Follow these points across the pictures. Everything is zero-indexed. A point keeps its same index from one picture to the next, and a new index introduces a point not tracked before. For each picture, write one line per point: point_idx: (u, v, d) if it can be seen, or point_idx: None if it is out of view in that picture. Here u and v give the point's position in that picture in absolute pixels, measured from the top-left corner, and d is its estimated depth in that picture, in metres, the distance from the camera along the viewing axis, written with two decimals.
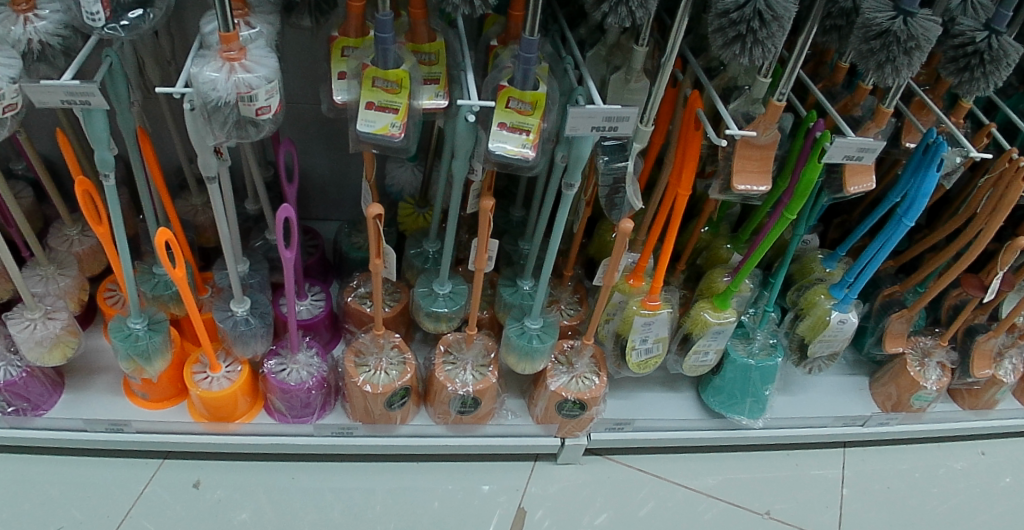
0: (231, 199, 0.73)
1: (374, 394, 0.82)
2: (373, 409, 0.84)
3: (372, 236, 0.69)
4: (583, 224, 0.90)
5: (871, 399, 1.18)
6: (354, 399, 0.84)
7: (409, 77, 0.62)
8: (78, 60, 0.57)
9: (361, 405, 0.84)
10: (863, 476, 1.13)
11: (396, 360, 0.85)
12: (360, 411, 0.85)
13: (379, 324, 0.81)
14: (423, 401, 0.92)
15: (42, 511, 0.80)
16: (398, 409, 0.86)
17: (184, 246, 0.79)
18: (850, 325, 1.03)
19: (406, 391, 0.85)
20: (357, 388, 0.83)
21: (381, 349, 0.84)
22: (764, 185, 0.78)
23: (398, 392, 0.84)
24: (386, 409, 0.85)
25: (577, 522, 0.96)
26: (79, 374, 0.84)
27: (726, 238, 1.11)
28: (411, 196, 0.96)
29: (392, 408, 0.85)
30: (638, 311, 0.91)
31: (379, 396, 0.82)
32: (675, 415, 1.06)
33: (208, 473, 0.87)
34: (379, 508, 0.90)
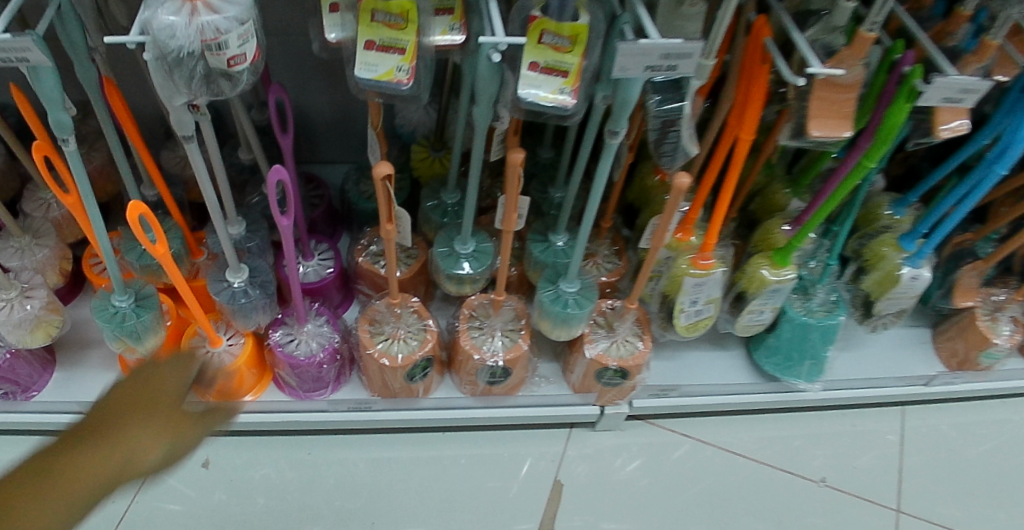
0: (218, 159, 0.63)
1: (392, 368, 0.74)
2: (393, 383, 0.77)
3: (383, 201, 0.60)
4: (625, 172, 0.79)
5: (934, 354, 1.08)
6: (369, 372, 0.77)
7: (417, 7, 0.50)
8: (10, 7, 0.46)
9: (378, 379, 0.77)
10: (920, 436, 1.05)
11: (417, 327, 0.77)
12: (377, 385, 0.78)
13: (393, 293, 0.73)
14: (447, 368, 0.84)
15: None
16: (419, 381, 0.78)
17: (174, 207, 0.70)
18: (923, 282, 0.93)
19: (428, 361, 0.77)
20: (373, 362, 0.75)
21: (397, 317, 0.76)
22: (846, 131, 0.65)
23: (421, 363, 0.76)
24: (404, 382, 0.77)
25: (616, 482, 0.91)
26: (70, 350, 0.78)
27: (783, 181, 0.99)
28: (425, 137, 0.84)
29: (412, 380, 0.77)
30: (688, 271, 0.82)
31: (398, 370, 0.75)
32: (721, 378, 0.97)
33: (217, 452, 0.85)
34: (405, 469, 0.86)
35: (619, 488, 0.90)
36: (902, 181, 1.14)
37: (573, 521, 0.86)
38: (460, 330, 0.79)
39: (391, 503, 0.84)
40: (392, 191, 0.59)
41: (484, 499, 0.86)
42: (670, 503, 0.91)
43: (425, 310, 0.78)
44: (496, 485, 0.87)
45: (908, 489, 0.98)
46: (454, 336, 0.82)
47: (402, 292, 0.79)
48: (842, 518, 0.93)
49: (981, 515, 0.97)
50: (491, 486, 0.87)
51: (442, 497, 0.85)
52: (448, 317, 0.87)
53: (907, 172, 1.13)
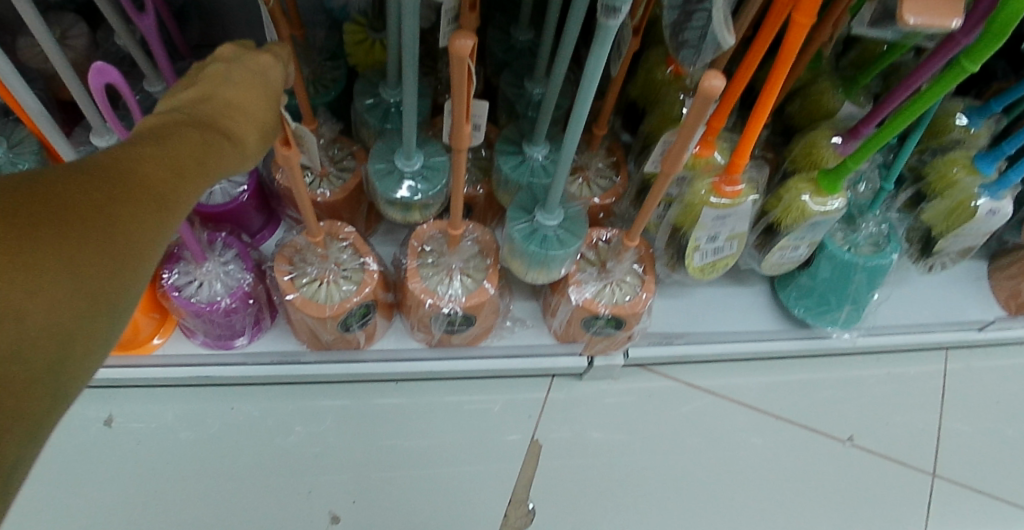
0: (50, 43, 0.50)
1: (321, 320, 0.57)
2: (326, 335, 0.61)
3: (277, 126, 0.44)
4: (626, 65, 0.59)
5: (989, 293, 0.89)
6: (293, 321, 0.61)
7: None
8: None
9: (306, 329, 0.61)
10: (967, 385, 0.89)
11: (354, 265, 0.60)
12: (306, 336, 0.63)
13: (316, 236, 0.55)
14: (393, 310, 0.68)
15: None
16: (359, 330, 0.62)
17: (25, 113, 0.52)
18: (1001, 217, 0.74)
19: (372, 305, 0.61)
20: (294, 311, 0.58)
21: (322, 254, 0.58)
22: (952, 22, 0.45)
23: (365, 309, 0.60)
24: (337, 333, 0.61)
25: (605, 408, 0.79)
26: None
27: (834, 77, 0.77)
28: (361, 11, 0.63)
29: (348, 331, 0.61)
30: (707, 199, 0.62)
31: (330, 322, 0.58)
32: (738, 323, 0.80)
33: (123, 407, 0.72)
34: (353, 424, 0.74)
35: (607, 430, 0.77)
36: (971, 81, 0.94)
37: (558, 431, 0.77)
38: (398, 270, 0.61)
39: (341, 464, 0.71)
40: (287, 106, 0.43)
41: (448, 442, 0.74)
42: (668, 423, 0.79)
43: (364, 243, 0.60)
44: (474, 407, 0.77)
45: (947, 447, 0.84)
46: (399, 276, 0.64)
47: (331, 219, 0.61)
48: (865, 482, 0.80)
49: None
50: (471, 409, 0.76)
51: (395, 457, 0.72)
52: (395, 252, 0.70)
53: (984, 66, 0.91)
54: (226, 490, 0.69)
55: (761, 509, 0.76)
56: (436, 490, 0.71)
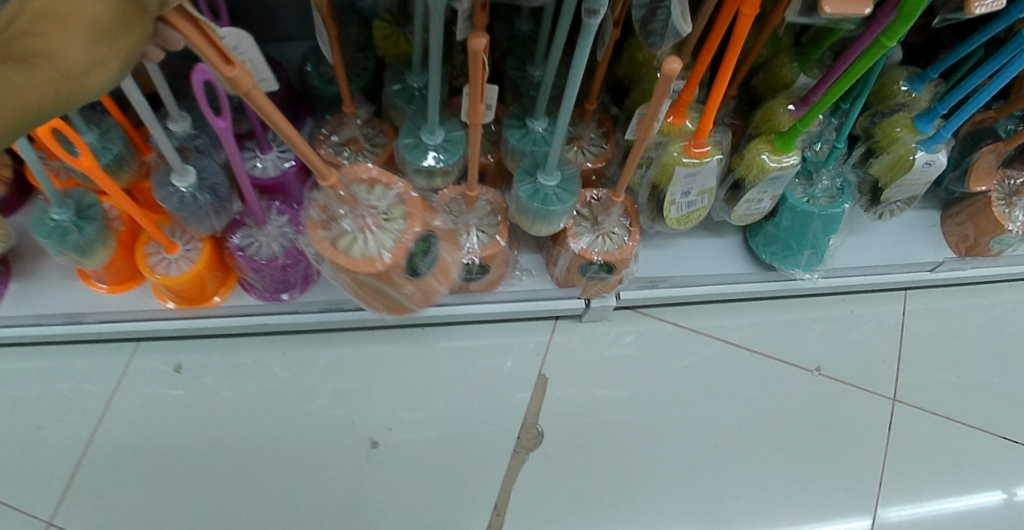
0: None
1: (383, 272, 0.58)
2: (398, 290, 0.63)
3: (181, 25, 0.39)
4: (610, 51, 0.70)
5: (941, 239, 0.99)
6: (361, 287, 0.62)
7: None
8: None
9: (379, 290, 0.62)
10: (928, 325, 0.99)
11: (390, 201, 0.60)
12: (375, 295, 0.64)
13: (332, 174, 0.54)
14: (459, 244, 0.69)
15: (38, 404, 0.77)
16: (429, 271, 0.64)
17: (113, 105, 0.62)
18: (937, 166, 0.85)
19: (428, 238, 0.62)
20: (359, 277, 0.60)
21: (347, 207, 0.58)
22: (863, 9, 0.58)
23: (419, 250, 0.61)
24: (409, 283, 0.63)
25: (607, 357, 0.90)
26: (25, 260, 0.70)
27: (791, 54, 0.89)
28: (388, 11, 0.73)
29: (416, 277, 0.63)
30: (679, 160, 0.74)
31: (397, 271, 0.60)
32: (714, 269, 0.93)
33: (190, 356, 0.81)
34: (381, 368, 0.85)
35: (607, 365, 0.90)
36: (920, 50, 1.05)
37: (567, 389, 0.87)
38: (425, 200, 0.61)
39: (373, 402, 0.82)
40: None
41: (467, 380, 0.86)
42: (659, 360, 0.91)
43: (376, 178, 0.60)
44: (489, 349, 0.88)
45: (908, 378, 0.94)
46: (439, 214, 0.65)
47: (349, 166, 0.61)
48: (831, 406, 0.91)
49: (977, 408, 0.93)
50: (485, 364, 0.87)
51: (420, 395, 0.84)
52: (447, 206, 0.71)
53: (929, 38, 1.03)
54: (276, 427, 0.79)
55: (741, 437, 0.88)
56: (460, 433, 0.82)
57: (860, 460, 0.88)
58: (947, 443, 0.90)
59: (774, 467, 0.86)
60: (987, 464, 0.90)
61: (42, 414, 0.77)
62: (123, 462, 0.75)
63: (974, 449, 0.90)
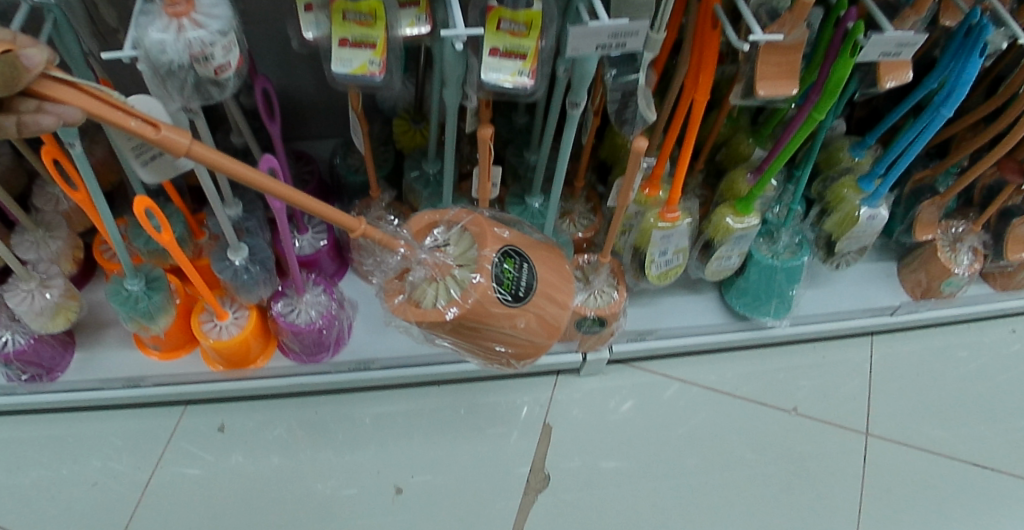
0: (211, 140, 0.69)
1: (477, 298, 0.62)
2: (508, 322, 0.65)
3: (67, 96, 0.46)
4: (593, 136, 0.83)
5: (899, 285, 1.09)
6: (471, 334, 0.66)
7: (383, 6, 0.57)
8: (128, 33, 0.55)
9: (493, 329, 0.65)
10: (896, 370, 1.08)
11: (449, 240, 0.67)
12: (489, 334, 0.66)
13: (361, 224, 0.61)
14: (555, 260, 0.71)
15: (89, 465, 0.84)
16: (529, 287, 0.66)
17: (177, 196, 0.74)
18: (881, 220, 0.98)
19: (504, 256, 0.65)
20: (464, 320, 0.63)
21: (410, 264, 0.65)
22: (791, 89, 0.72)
23: (502, 270, 0.64)
24: (515, 304, 0.65)
25: (608, 423, 0.98)
26: (88, 331, 0.81)
27: (747, 131, 1.04)
28: (405, 111, 0.87)
29: (521, 302, 0.65)
30: (656, 224, 0.87)
31: (493, 297, 0.63)
32: (696, 321, 1.03)
33: (232, 416, 0.90)
34: (401, 424, 0.93)
35: (604, 412, 0.98)
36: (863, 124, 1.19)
37: (571, 462, 0.93)
38: (479, 224, 0.66)
39: (395, 456, 0.90)
40: (41, 59, 0.45)
41: (479, 432, 0.94)
42: (651, 407, 1.00)
43: (424, 228, 0.67)
44: (498, 402, 0.97)
45: (881, 420, 1.02)
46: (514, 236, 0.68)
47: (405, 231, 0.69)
48: (812, 441, 0.99)
49: (947, 439, 1.01)
50: (493, 432, 0.94)
51: (437, 447, 0.91)
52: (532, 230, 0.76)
53: (869, 113, 1.18)
54: (306, 481, 0.86)
55: (731, 478, 0.95)
56: (473, 500, 0.88)
57: (843, 490, 0.96)
58: (921, 472, 0.98)
59: (764, 509, 0.93)
60: (961, 490, 0.97)
61: (92, 474, 0.84)
62: (164, 517, 0.81)
63: (948, 481, 0.98)
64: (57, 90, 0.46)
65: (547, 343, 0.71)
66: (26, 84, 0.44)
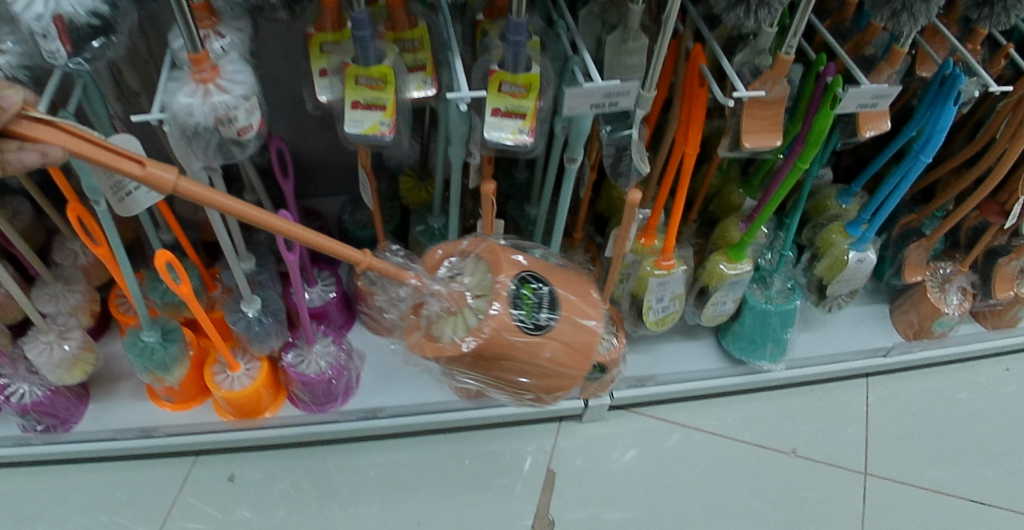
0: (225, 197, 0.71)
1: (498, 328, 0.63)
2: (532, 351, 0.66)
3: (46, 134, 0.49)
4: (590, 189, 0.88)
5: (891, 326, 1.12)
6: (494, 366, 0.67)
7: (393, 71, 0.61)
8: (157, 97, 0.59)
9: (517, 360, 0.67)
10: (896, 412, 1.09)
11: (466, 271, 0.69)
12: (518, 365, 0.68)
13: (366, 256, 0.61)
14: (575, 282, 0.72)
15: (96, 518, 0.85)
16: (550, 310, 0.67)
17: (192, 250, 0.77)
18: (869, 263, 1.01)
19: (521, 281, 0.67)
20: (486, 352, 0.65)
21: (427, 298, 0.67)
22: (774, 140, 0.77)
23: (519, 294, 0.66)
24: (537, 331, 0.66)
25: (613, 471, 0.98)
26: (102, 383, 0.83)
27: (738, 182, 1.08)
28: (411, 169, 0.91)
29: (543, 330, 0.66)
30: (652, 272, 0.90)
31: (513, 325, 0.64)
32: (695, 366, 1.05)
33: (241, 466, 0.90)
34: (407, 473, 0.93)
35: (607, 458, 0.99)
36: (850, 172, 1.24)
37: (576, 511, 0.93)
38: (492, 251, 0.68)
39: (401, 505, 0.90)
40: (16, 99, 0.48)
41: (484, 480, 0.94)
42: (654, 452, 1.01)
43: (437, 262, 0.70)
44: (502, 450, 0.98)
45: (883, 461, 1.03)
46: (533, 262, 0.70)
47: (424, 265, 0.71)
48: (816, 484, 1.00)
49: (951, 479, 1.02)
50: (498, 483, 0.94)
51: (444, 496, 0.92)
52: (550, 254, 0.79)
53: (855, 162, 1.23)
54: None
55: (737, 522, 0.95)
56: None
57: None
58: (926, 513, 0.98)
59: None
60: None
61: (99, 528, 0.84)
62: None
63: (954, 522, 0.97)
64: (36, 130, 0.49)
65: (580, 372, 0.71)
66: (2, 123, 0.47)
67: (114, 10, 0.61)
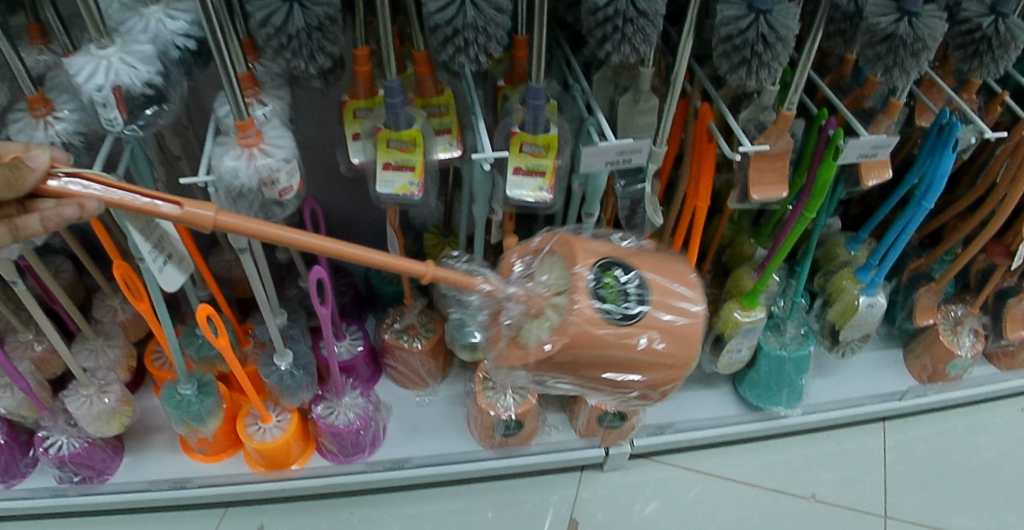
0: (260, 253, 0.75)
1: (586, 323, 0.59)
2: (625, 343, 0.61)
3: (80, 188, 0.50)
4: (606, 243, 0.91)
5: (907, 371, 1.13)
6: (589, 365, 0.63)
7: (421, 134, 0.66)
8: (202, 161, 0.64)
9: (611, 356, 0.62)
10: (916, 458, 1.08)
11: (542, 271, 0.64)
12: (616, 360, 0.62)
13: (429, 266, 0.58)
14: (666, 263, 0.66)
15: None
16: (641, 295, 0.61)
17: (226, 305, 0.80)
18: (879, 307, 1.02)
19: (602, 269, 0.61)
20: (572, 350, 0.61)
21: (505, 304, 0.63)
22: (780, 191, 0.80)
23: (601, 283, 0.61)
24: (629, 321, 0.60)
25: (635, 521, 0.98)
26: (137, 436, 0.86)
27: (749, 233, 1.11)
28: (435, 226, 0.96)
29: (634, 319, 0.60)
30: None
31: (597, 317, 0.59)
32: (713, 413, 1.06)
33: (271, 518, 0.91)
34: (430, 524, 0.93)
35: (629, 507, 0.99)
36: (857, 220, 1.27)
37: None
38: (566, 243, 0.63)
39: None
40: (43, 157, 0.49)
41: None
42: (676, 501, 1.01)
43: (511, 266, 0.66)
44: (524, 501, 0.98)
45: (908, 508, 1.02)
46: (612, 248, 0.65)
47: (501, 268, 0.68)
48: None
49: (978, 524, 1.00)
50: None
51: None
52: (636, 239, 0.73)
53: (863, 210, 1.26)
54: None
55: None
56: None
57: None
58: None
59: None
60: None
61: None
62: None
63: None
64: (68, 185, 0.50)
65: (686, 360, 0.63)
66: (32, 183, 0.48)
67: (165, 81, 0.67)
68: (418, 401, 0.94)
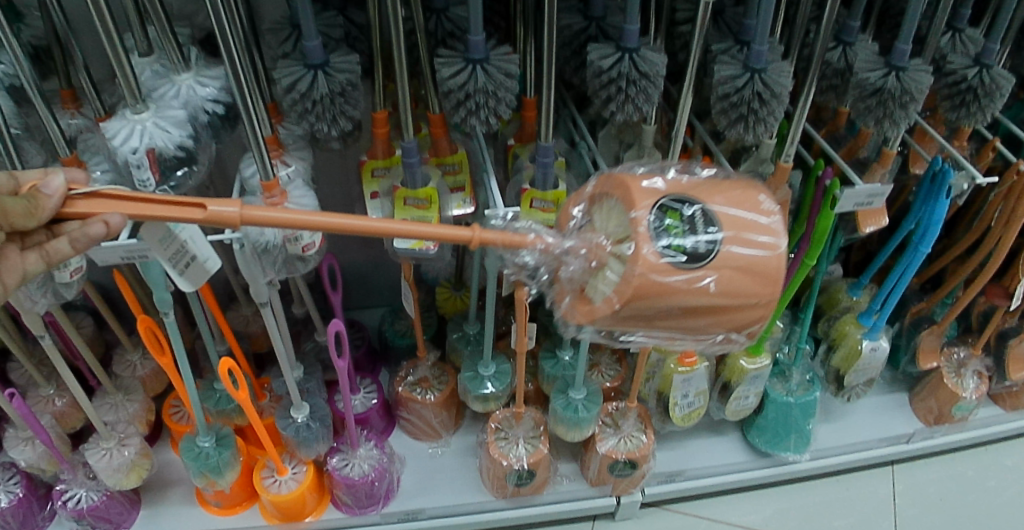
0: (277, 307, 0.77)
1: (650, 272, 0.48)
2: (696, 288, 0.49)
3: (100, 205, 0.45)
4: None
5: (913, 414, 1.13)
6: (660, 317, 0.52)
7: (437, 192, 0.69)
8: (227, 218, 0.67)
9: (682, 307, 0.50)
10: (928, 503, 1.08)
11: (601, 222, 0.55)
12: (693, 308, 0.51)
13: (474, 230, 0.48)
14: (738, 193, 0.54)
15: None
16: (715, 233, 0.50)
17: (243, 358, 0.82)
18: (882, 351, 1.04)
19: (664, 210, 0.50)
20: (639, 303, 0.50)
21: (562, 259, 0.54)
22: None
23: (664, 226, 0.49)
24: (700, 263, 0.49)
25: None
26: (153, 489, 0.86)
27: None
28: (447, 280, 0.99)
29: (705, 260, 0.49)
30: (676, 369, 0.94)
31: (662, 264, 0.48)
32: (723, 459, 1.06)
33: None
34: None
35: None
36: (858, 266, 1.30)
37: None
38: (620, 184, 0.52)
39: None
40: (57, 182, 0.45)
41: None
42: None
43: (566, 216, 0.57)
44: None
45: None
46: (674, 185, 0.53)
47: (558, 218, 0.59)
48: None
49: None
50: None
51: None
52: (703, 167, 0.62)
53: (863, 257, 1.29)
54: None
55: None
56: None
57: None
58: None
59: None
60: None
61: None
62: None
63: None
64: (89, 205, 0.45)
65: (774, 298, 0.52)
66: (52, 209, 0.44)
67: (195, 144, 0.71)
68: (431, 452, 0.95)
